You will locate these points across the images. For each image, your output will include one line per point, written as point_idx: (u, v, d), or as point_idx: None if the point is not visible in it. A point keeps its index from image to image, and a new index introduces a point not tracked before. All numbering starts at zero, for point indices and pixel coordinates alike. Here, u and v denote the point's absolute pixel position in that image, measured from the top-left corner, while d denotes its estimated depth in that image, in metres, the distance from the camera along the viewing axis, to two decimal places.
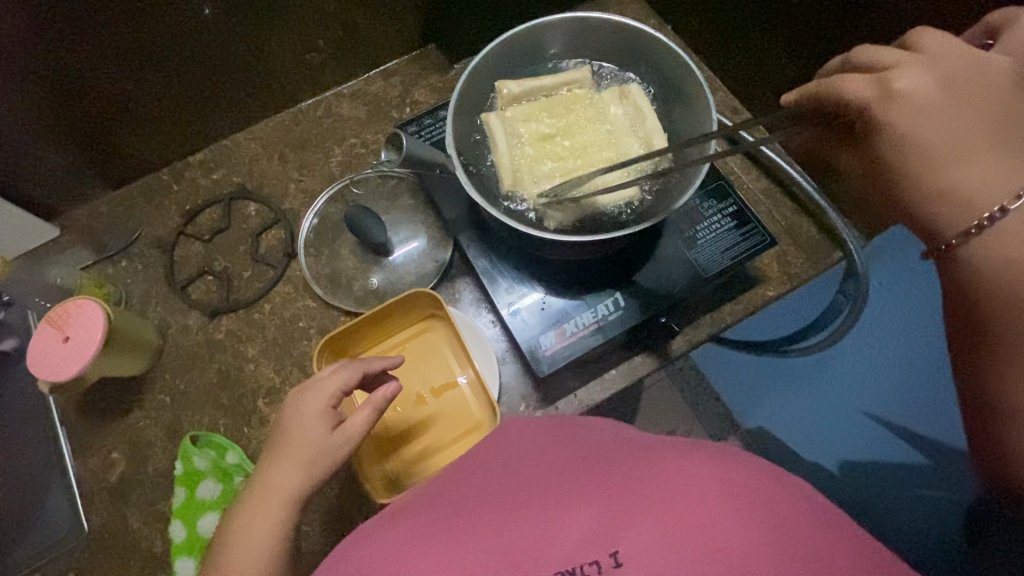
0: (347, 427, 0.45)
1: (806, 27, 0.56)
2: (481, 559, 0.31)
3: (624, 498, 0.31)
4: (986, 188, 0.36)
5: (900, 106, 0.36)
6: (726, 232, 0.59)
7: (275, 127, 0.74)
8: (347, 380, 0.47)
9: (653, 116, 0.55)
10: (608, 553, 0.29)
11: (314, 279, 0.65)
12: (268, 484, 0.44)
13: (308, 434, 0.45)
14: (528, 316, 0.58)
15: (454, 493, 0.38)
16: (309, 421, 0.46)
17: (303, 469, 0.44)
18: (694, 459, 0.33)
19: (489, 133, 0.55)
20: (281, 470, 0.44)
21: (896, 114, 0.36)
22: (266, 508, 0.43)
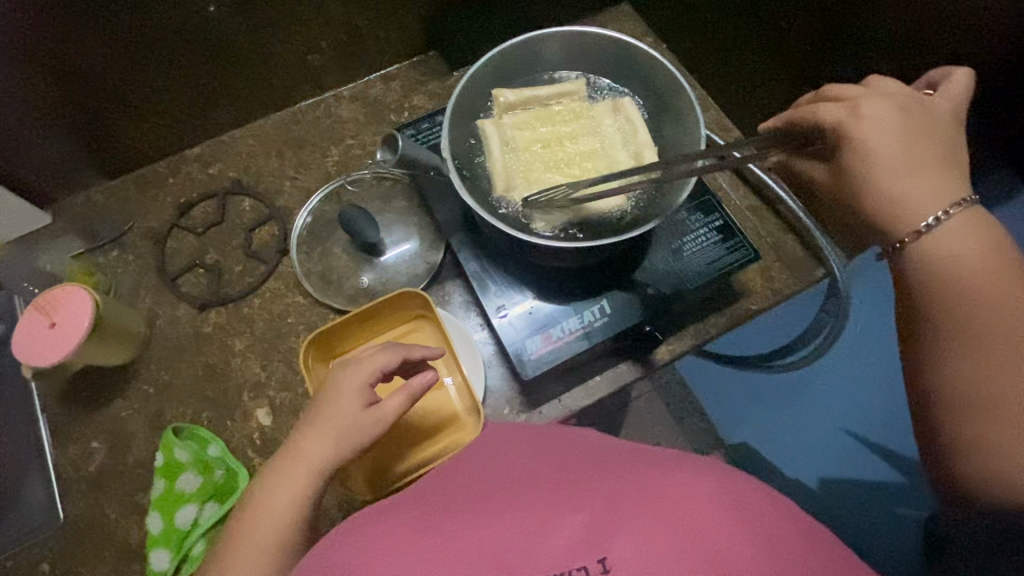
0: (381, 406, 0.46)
1: (796, 51, 0.58)
2: (470, 561, 0.31)
3: (615, 508, 0.32)
4: (934, 199, 0.38)
5: (867, 127, 0.39)
6: (712, 245, 0.60)
7: (274, 125, 0.75)
8: (387, 362, 0.48)
9: (645, 130, 0.56)
10: (596, 560, 0.29)
11: (305, 276, 0.65)
12: (298, 459, 0.44)
13: (345, 410, 0.45)
14: (516, 320, 0.59)
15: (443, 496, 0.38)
16: (346, 399, 0.46)
17: (335, 445, 0.44)
18: (688, 473, 0.34)
19: (484, 139, 0.56)
20: (313, 443, 0.44)
21: (864, 131, 0.39)
22: (288, 485, 0.43)
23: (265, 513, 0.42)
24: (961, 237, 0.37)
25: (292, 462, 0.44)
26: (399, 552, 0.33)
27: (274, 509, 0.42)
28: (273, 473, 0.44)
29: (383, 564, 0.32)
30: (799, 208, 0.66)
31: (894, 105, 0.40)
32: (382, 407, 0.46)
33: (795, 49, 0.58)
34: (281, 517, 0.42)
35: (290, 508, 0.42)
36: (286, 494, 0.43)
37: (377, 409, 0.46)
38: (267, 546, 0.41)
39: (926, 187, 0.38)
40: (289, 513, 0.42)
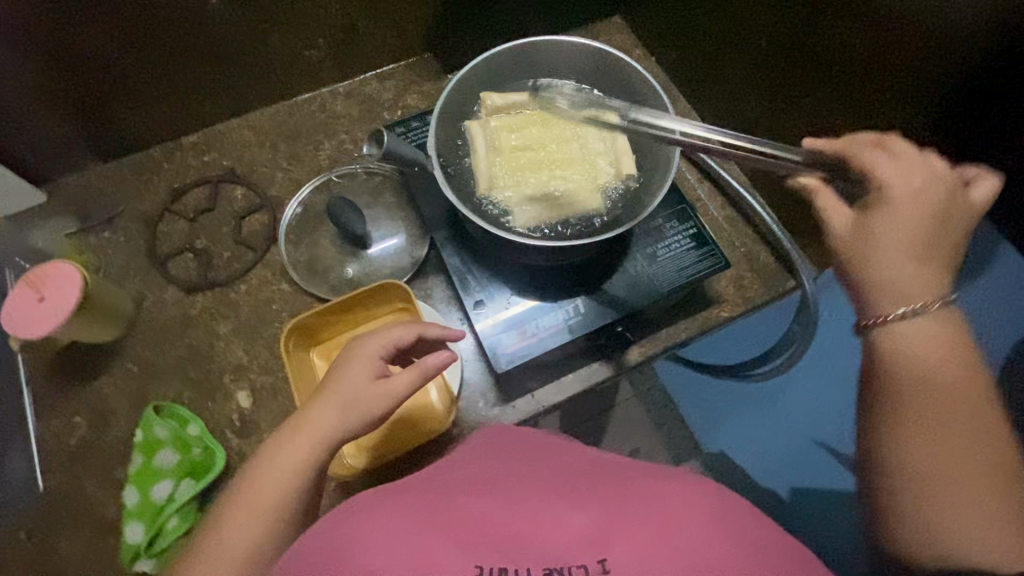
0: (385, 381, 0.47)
1: (772, 71, 0.60)
2: (476, 542, 0.34)
3: (618, 517, 0.35)
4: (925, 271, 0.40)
5: (882, 230, 0.37)
6: (686, 252, 0.62)
7: (270, 117, 0.76)
8: (403, 337, 0.49)
9: (625, 138, 0.58)
10: (597, 560, 0.32)
11: (292, 265, 0.67)
12: (304, 427, 0.46)
13: (353, 382, 0.47)
14: (493, 315, 0.61)
15: (448, 484, 0.41)
16: (358, 372, 0.48)
17: (341, 415, 0.46)
18: (685, 490, 0.37)
19: (471, 138, 0.58)
20: (322, 415, 0.46)
21: (876, 233, 0.37)
22: (293, 453, 0.45)
23: (270, 476, 0.45)
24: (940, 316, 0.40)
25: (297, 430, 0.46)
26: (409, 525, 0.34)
27: (279, 475, 0.45)
28: (279, 440, 0.46)
29: (389, 533, 0.33)
30: (773, 220, 0.69)
31: (904, 191, 0.37)
32: (389, 382, 0.47)
33: (778, 63, 0.59)
34: (285, 485, 0.45)
35: (293, 474, 0.45)
36: (290, 460, 0.45)
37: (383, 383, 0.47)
38: (270, 510, 0.44)
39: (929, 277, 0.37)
40: (289, 481, 0.45)
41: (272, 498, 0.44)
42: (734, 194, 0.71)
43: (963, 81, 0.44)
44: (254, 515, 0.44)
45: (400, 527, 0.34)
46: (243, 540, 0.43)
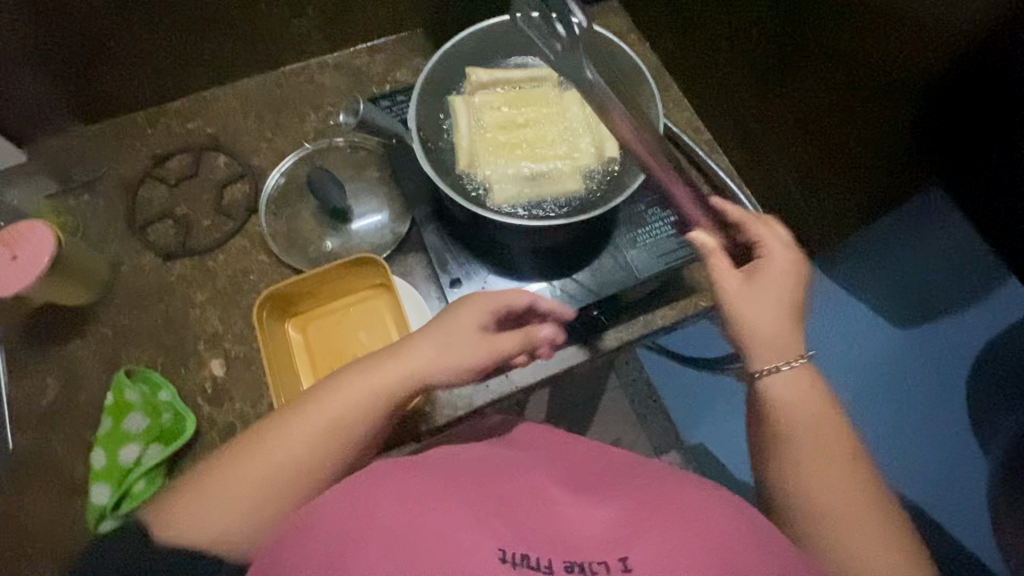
0: (467, 339, 0.49)
1: (769, 53, 0.60)
2: (493, 523, 0.34)
3: (641, 525, 0.35)
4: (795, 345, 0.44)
5: (740, 293, 0.44)
6: (666, 238, 0.62)
7: (256, 86, 0.75)
8: (513, 299, 0.52)
9: (610, 120, 0.58)
10: (618, 559, 0.32)
11: (271, 236, 0.67)
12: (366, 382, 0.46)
13: (428, 346, 0.48)
14: (468, 294, 0.61)
15: (469, 470, 0.40)
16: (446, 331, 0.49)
17: (404, 381, 0.47)
18: (710, 501, 0.37)
19: (453, 114, 0.58)
20: (393, 370, 0.47)
21: (736, 294, 0.44)
22: (345, 411, 0.45)
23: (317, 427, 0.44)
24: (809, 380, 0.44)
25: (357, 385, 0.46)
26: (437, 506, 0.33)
27: (329, 428, 0.44)
28: (338, 383, 0.47)
29: (407, 503, 0.33)
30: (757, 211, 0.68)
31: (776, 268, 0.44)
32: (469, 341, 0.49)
33: (765, 49, 0.60)
34: (328, 443, 0.44)
35: (339, 434, 0.45)
36: (343, 417, 0.45)
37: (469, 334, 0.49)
38: (302, 468, 0.43)
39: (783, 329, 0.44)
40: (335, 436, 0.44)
41: (311, 447, 0.44)
42: (721, 184, 0.70)
43: (961, 54, 0.43)
44: (283, 465, 0.43)
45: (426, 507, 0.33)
46: (266, 485, 0.42)
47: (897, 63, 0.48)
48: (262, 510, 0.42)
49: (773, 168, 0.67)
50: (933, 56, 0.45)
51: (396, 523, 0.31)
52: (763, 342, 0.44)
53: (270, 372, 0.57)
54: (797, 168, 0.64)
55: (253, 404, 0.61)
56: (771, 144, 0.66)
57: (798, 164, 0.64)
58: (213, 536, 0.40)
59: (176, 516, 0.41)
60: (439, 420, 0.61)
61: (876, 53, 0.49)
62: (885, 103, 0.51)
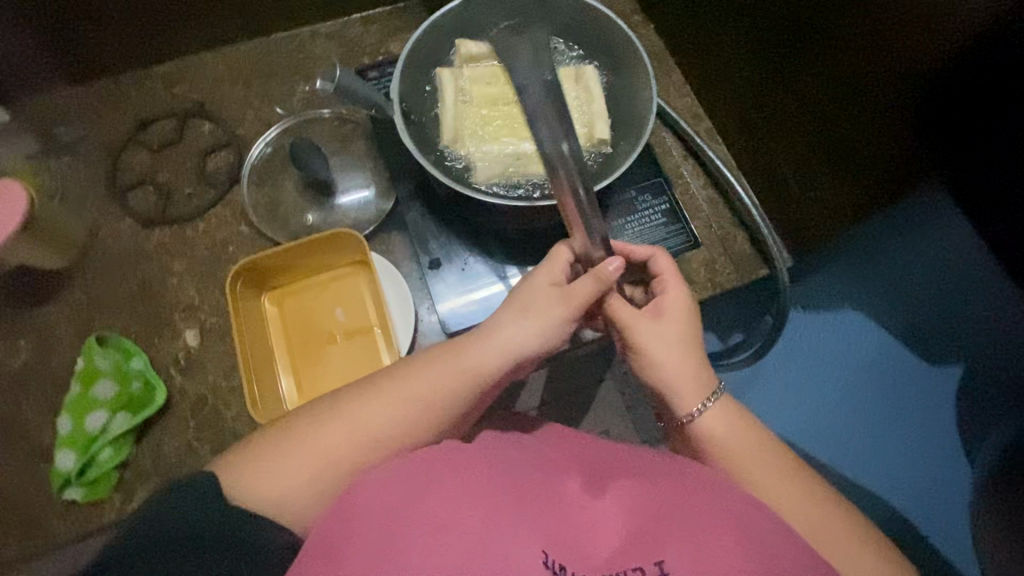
0: (561, 311, 0.44)
1: (768, 38, 0.58)
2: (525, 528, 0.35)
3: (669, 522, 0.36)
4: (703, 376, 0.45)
5: (645, 324, 0.45)
6: (655, 227, 0.60)
7: (245, 52, 0.73)
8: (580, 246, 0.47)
9: (602, 100, 0.56)
10: (652, 562, 0.33)
11: (252, 207, 0.65)
12: (464, 356, 0.45)
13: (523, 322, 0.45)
14: (448, 275, 0.60)
15: (503, 463, 0.40)
16: (536, 302, 0.45)
17: (495, 360, 0.44)
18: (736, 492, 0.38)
19: (440, 87, 0.56)
20: (486, 346, 0.44)
21: (642, 328, 0.45)
22: (436, 385, 0.44)
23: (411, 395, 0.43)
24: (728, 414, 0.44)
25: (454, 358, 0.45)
26: (469, 505, 0.35)
27: (420, 396, 0.43)
28: (425, 357, 0.45)
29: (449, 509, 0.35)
30: (753, 203, 0.66)
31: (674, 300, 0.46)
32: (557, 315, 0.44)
33: (768, 36, 0.58)
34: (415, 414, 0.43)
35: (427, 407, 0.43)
36: (431, 389, 0.44)
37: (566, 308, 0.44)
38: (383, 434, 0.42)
39: (683, 365, 0.44)
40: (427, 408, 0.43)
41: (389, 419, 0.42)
42: (718, 173, 0.68)
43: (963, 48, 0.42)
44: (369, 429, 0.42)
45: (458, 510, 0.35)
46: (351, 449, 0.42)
47: (899, 48, 0.46)
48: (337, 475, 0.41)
49: (772, 162, 0.65)
50: (933, 39, 0.43)
51: (431, 529, 0.33)
52: (667, 374, 0.44)
53: (241, 346, 0.55)
54: (797, 160, 0.62)
55: (226, 377, 0.60)
56: (772, 134, 0.63)
57: (798, 156, 0.61)
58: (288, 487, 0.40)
59: (249, 465, 0.40)
60: None
61: (880, 36, 0.47)
62: (885, 93, 0.49)
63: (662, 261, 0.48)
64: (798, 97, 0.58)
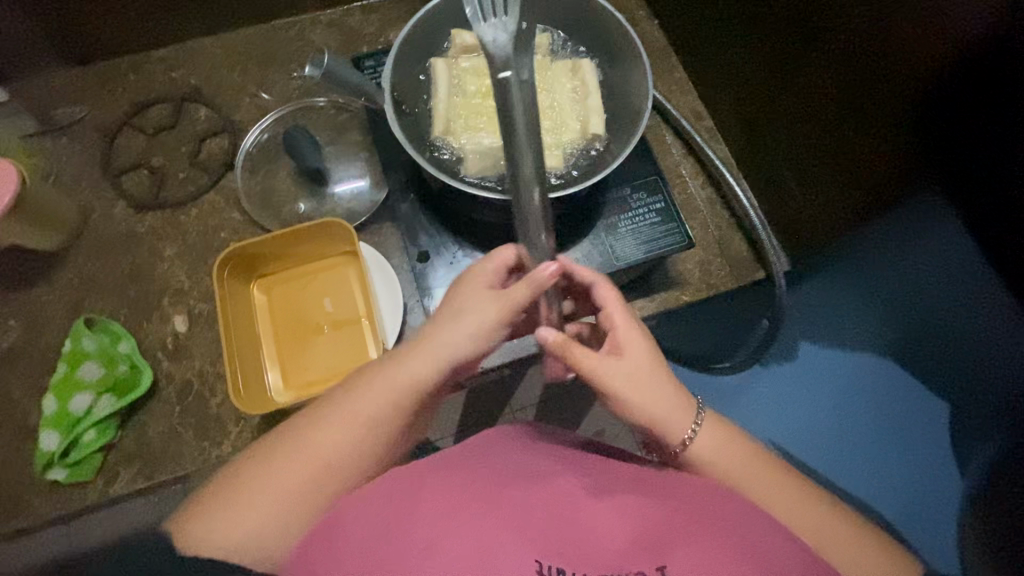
0: (490, 313, 0.44)
1: (772, 35, 0.57)
2: (524, 534, 0.34)
3: (672, 526, 0.35)
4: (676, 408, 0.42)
5: (610, 364, 0.42)
6: (649, 226, 0.59)
7: (244, 38, 0.73)
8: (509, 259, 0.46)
9: (598, 95, 0.55)
10: (657, 566, 0.32)
11: (244, 194, 0.65)
12: (385, 374, 0.43)
13: (454, 332, 0.43)
14: (437, 268, 0.59)
15: (496, 468, 0.40)
16: (468, 309, 0.44)
17: (424, 370, 0.43)
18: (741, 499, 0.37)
19: (434, 77, 0.55)
20: (416, 360, 0.43)
21: (609, 369, 0.42)
22: (365, 406, 0.42)
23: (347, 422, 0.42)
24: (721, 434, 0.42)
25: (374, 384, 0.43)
26: (461, 513, 0.35)
27: (353, 424, 0.42)
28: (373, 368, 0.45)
29: (445, 517, 0.35)
30: (752, 205, 0.65)
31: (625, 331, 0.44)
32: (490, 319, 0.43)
33: (773, 39, 0.57)
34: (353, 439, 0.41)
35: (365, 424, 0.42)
36: (362, 411, 0.42)
37: (496, 309, 0.43)
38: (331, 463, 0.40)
39: (658, 401, 0.42)
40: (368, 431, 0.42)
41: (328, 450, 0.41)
42: (717, 174, 0.67)
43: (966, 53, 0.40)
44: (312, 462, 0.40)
45: (449, 514, 0.35)
46: (297, 488, 0.39)
47: (899, 57, 0.45)
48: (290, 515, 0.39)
49: (773, 167, 0.64)
50: (940, 43, 0.41)
51: (427, 533, 0.34)
52: (649, 415, 0.42)
53: (227, 332, 0.55)
54: (798, 165, 0.61)
55: (213, 363, 0.60)
56: (775, 139, 0.62)
57: (799, 161, 0.60)
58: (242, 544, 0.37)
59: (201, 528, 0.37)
60: None
61: (881, 42, 0.46)
62: (883, 102, 0.48)
63: (605, 292, 0.45)
64: (801, 93, 0.56)
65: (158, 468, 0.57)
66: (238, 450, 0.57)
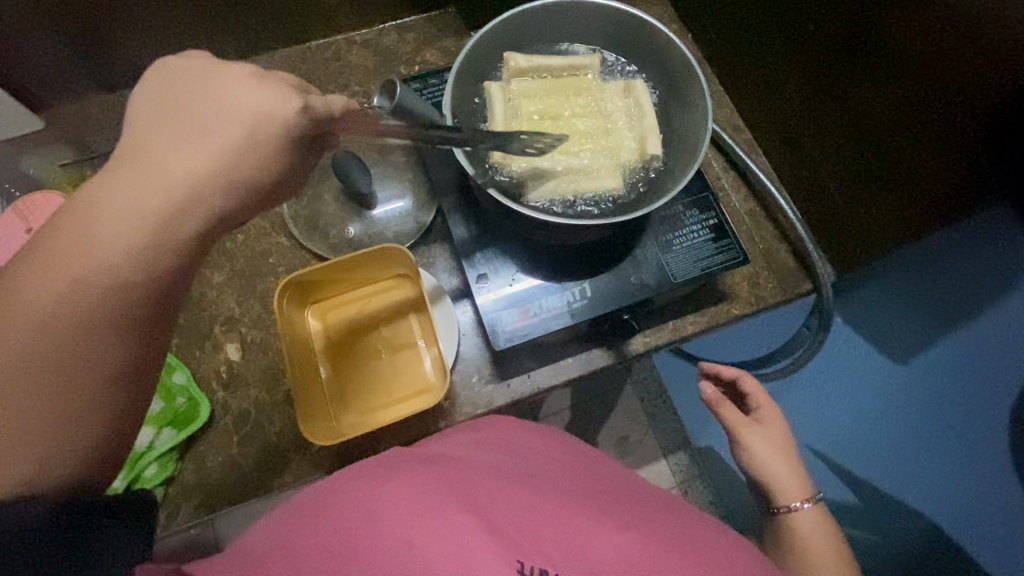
0: (244, 132, 0.33)
1: (816, 54, 0.57)
2: (512, 537, 0.35)
3: (657, 554, 0.37)
4: (790, 486, 0.56)
5: (754, 430, 0.57)
6: (703, 242, 0.59)
7: (280, 60, 0.73)
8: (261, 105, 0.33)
9: (653, 115, 0.55)
10: None
11: (292, 218, 0.65)
12: (111, 202, 0.31)
13: (181, 153, 0.32)
14: (495, 292, 0.57)
15: (484, 471, 0.41)
16: (195, 131, 0.33)
17: (166, 187, 0.31)
18: (715, 545, 0.40)
19: (488, 101, 0.55)
20: (131, 183, 0.31)
21: (748, 432, 0.57)
22: (98, 237, 0.30)
23: (84, 278, 0.30)
24: (810, 519, 0.55)
25: (93, 237, 0.30)
26: (446, 512, 0.35)
27: (66, 272, 0.30)
28: (181, 178, 0.32)
29: (435, 513, 0.34)
30: (797, 217, 0.66)
31: (766, 410, 0.59)
32: (229, 128, 0.33)
33: (817, 59, 0.57)
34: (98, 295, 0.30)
35: (106, 264, 0.31)
36: (89, 242, 0.30)
37: (241, 129, 0.33)
38: (79, 330, 0.30)
39: (778, 468, 0.56)
40: (96, 280, 0.30)
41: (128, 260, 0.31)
42: (759, 186, 0.68)
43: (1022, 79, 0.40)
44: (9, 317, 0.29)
45: (436, 509, 0.35)
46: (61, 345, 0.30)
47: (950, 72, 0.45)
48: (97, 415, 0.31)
49: (820, 176, 0.64)
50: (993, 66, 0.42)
51: (424, 526, 0.33)
52: (770, 479, 0.56)
53: (289, 359, 0.55)
54: (845, 175, 0.61)
55: (269, 391, 0.59)
56: (820, 153, 0.63)
57: (846, 170, 0.60)
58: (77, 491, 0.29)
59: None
60: (460, 416, 0.59)
61: (931, 61, 0.46)
62: (943, 112, 0.47)
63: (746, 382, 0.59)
64: (846, 111, 0.57)
65: (221, 499, 0.56)
66: (300, 478, 0.57)
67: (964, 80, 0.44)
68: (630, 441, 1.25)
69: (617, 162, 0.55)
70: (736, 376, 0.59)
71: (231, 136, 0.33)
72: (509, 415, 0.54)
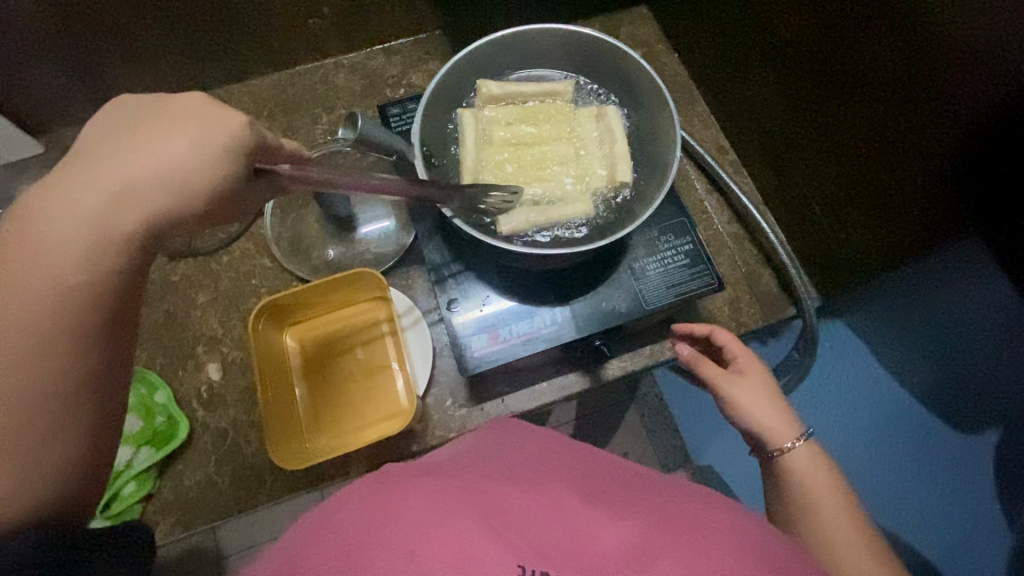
0: (186, 174, 0.32)
1: (797, 75, 0.57)
2: (511, 542, 0.34)
3: (657, 537, 0.35)
4: (784, 429, 0.51)
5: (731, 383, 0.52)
6: (678, 268, 0.58)
7: (270, 84, 0.75)
8: (206, 118, 0.34)
9: (624, 141, 0.55)
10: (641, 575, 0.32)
11: (275, 240, 0.66)
12: (41, 212, 0.31)
13: (118, 161, 0.32)
14: (466, 315, 0.58)
15: (477, 475, 0.40)
16: (136, 142, 0.32)
17: (101, 195, 0.31)
18: (726, 516, 0.38)
19: (460, 127, 0.55)
20: (83, 214, 0.31)
21: (729, 385, 0.53)
22: (34, 245, 0.30)
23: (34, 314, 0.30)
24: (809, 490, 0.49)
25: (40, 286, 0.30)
26: (442, 520, 0.33)
27: None
28: (112, 185, 0.31)
29: (429, 518, 0.33)
30: (779, 242, 0.65)
31: (744, 359, 0.55)
32: (173, 141, 0.32)
33: (798, 80, 0.57)
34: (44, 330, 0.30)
35: (50, 290, 0.30)
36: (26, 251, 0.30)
37: (187, 172, 0.32)
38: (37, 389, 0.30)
39: (766, 415, 0.51)
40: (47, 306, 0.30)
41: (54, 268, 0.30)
42: (742, 209, 0.67)
43: (994, 97, 0.39)
44: None
45: (433, 516, 0.34)
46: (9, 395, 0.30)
47: (927, 102, 0.44)
48: (54, 468, 0.31)
49: (803, 201, 0.63)
50: (966, 85, 0.41)
51: (415, 529, 0.32)
52: (763, 426, 0.51)
53: (264, 379, 0.55)
54: (826, 200, 0.59)
55: (247, 411, 0.61)
56: (804, 177, 0.62)
57: (827, 196, 0.59)
58: (27, 517, 0.30)
59: None
60: (432, 440, 0.59)
61: (904, 80, 0.45)
62: (915, 134, 0.46)
63: (723, 335, 0.55)
64: (825, 135, 0.56)
65: (197, 517, 0.57)
66: (274, 498, 0.58)
67: (940, 100, 0.43)
68: (629, 458, 1.23)
69: (587, 193, 0.55)
70: (709, 330, 0.56)
71: (170, 144, 0.32)
72: (515, 419, 0.51)
